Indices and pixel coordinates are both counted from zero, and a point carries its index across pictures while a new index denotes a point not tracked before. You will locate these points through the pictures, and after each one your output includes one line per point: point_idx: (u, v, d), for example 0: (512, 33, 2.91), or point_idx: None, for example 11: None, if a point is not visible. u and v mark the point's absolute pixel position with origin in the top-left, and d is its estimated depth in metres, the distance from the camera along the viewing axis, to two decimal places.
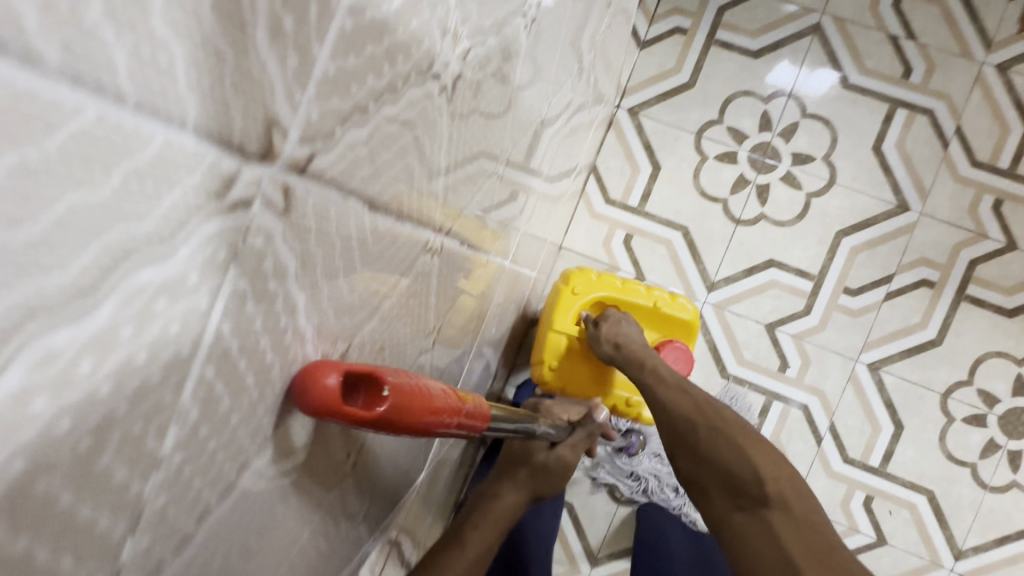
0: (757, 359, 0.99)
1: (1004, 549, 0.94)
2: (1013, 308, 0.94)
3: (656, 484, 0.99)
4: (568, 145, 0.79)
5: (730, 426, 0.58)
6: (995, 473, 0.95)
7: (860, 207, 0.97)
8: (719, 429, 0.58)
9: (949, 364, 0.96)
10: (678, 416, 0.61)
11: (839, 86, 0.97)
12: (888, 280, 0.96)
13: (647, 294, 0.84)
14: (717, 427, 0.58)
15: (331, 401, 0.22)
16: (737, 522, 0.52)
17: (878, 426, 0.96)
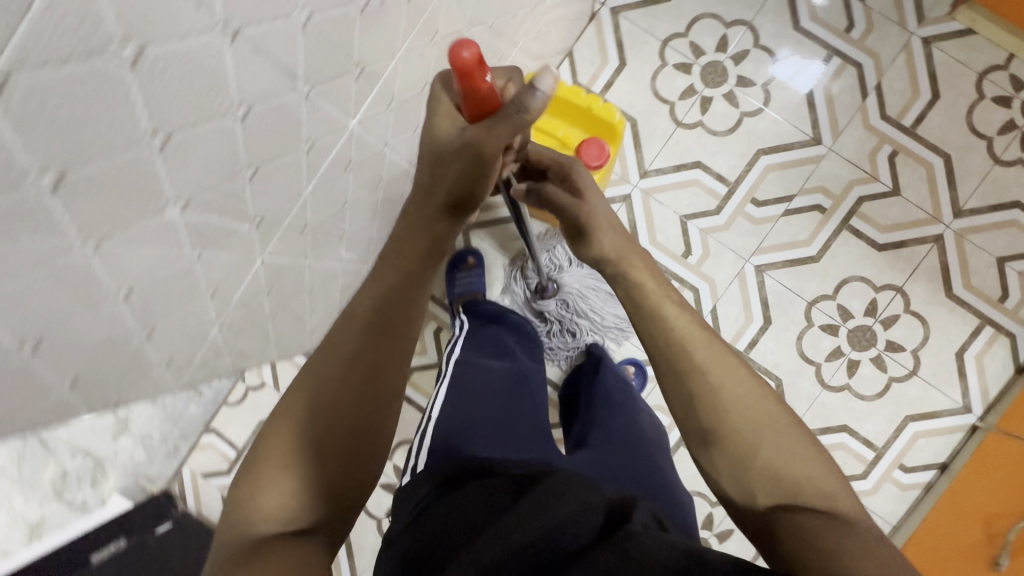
0: (666, 243, 1.16)
1: (825, 437, 1.14)
2: (883, 244, 1.12)
3: (559, 329, 1.18)
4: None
5: (796, 459, 0.54)
6: (835, 375, 1.14)
7: (782, 133, 1.14)
8: (775, 423, 0.56)
9: (820, 279, 1.14)
10: (723, 404, 0.57)
11: (813, 41, 1.13)
12: (789, 199, 1.14)
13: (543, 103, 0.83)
14: (770, 421, 0.56)
15: (468, 64, 0.43)
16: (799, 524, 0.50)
17: (750, 317, 1.15)
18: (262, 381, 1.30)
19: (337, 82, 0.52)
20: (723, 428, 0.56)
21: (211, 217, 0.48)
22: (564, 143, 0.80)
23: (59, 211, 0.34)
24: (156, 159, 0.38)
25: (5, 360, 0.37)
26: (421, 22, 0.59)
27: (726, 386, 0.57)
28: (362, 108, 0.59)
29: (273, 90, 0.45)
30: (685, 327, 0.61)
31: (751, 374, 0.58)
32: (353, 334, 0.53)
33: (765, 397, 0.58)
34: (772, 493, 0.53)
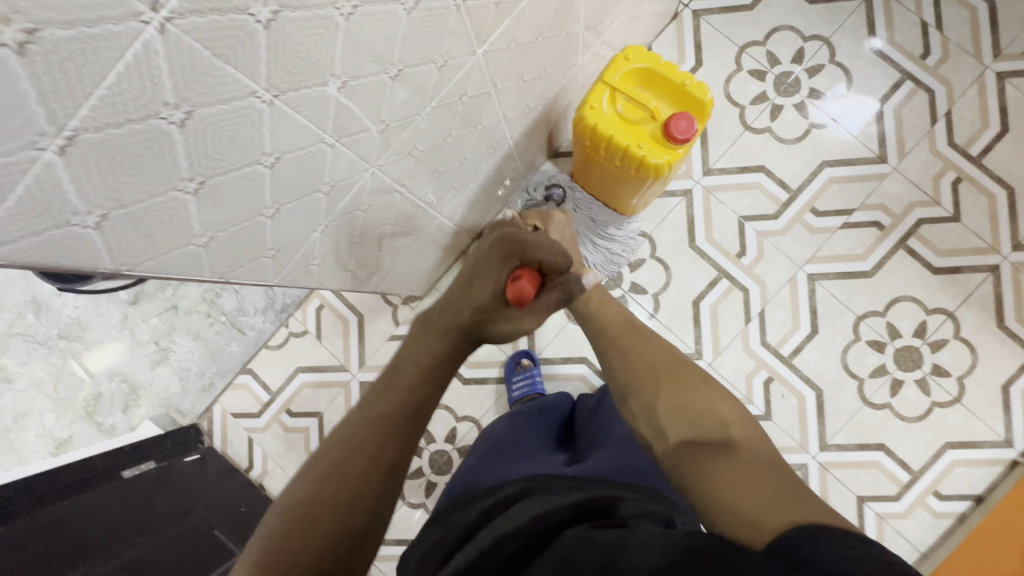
0: (721, 241, 1.18)
1: (861, 453, 1.13)
2: (938, 267, 1.13)
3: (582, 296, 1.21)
4: None
5: (685, 396, 0.62)
6: (877, 393, 1.14)
7: (848, 147, 1.16)
8: (674, 370, 0.66)
9: (871, 294, 1.14)
10: (636, 363, 0.68)
11: (888, 63, 1.16)
12: (849, 212, 1.15)
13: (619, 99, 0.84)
14: (668, 369, 0.66)
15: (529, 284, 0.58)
16: (696, 463, 0.56)
17: (797, 324, 1.16)
18: (305, 330, 1.33)
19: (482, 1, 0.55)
20: (635, 381, 0.66)
21: (356, 104, 0.50)
22: (654, 117, 0.84)
23: (263, 45, 0.37)
24: (341, 20, 0.41)
25: (177, 188, 0.41)
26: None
27: (635, 350, 0.70)
28: (490, 37, 0.62)
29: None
30: (611, 313, 0.77)
31: (657, 340, 0.71)
32: (346, 463, 0.53)
33: (666, 353, 0.69)
34: (679, 429, 0.60)
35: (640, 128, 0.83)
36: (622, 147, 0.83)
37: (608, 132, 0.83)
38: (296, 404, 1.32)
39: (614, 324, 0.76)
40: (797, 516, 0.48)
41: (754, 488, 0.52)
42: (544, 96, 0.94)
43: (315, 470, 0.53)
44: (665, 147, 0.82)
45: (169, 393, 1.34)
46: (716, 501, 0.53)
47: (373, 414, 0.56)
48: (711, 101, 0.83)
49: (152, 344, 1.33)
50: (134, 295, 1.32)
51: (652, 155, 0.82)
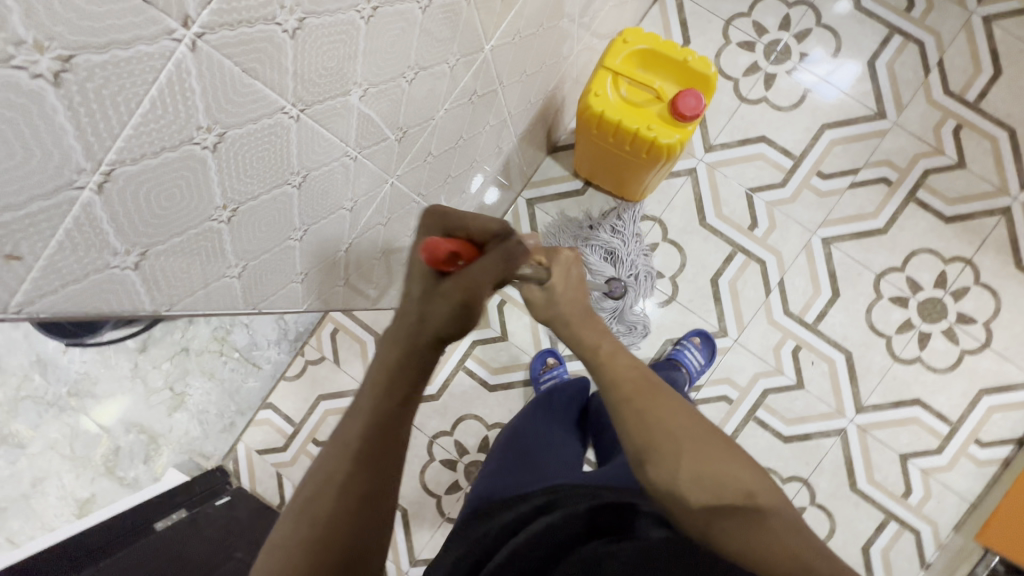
0: (732, 216, 1.17)
1: (898, 411, 1.13)
2: (951, 216, 1.13)
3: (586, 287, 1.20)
4: None
5: (707, 449, 0.58)
6: (906, 348, 1.13)
7: (846, 108, 1.16)
8: (696, 434, 0.60)
9: (888, 251, 1.14)
10: (655, 424, 0.59)
11: (875, 20, 1.16)
12: (855, 171, 1.15)
13: (622, 81, 0.83)
14: (687, 431, 0.59)
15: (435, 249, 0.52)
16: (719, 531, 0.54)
17: (818, 289, 1.15)
18: (322, 356, 1.31)
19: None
20: (659, 447, 0.58)
21: (376, 113, 0.49)
22: (661, 96, 0.83)
23: (290, 56, 0.35)
24: (362, 24, 0.39)
25: (210, 216, 0.38)
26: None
27: (655, 406, 0.61)
28: (496, 32, 0.60)
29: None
30: (618, 357, 0.68)
31: (674, 396, 0.63)
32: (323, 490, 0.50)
33: (684, 413, 0.62)
34: (702, 496, 0.56)
35: (647, 109, 0.82)
36: (632, 130, 0.82)
37: (616, 117, 0.82)
38: (322, 432, 1.30)
39: (626, 377, 0.64)
40: None
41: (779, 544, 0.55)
42: (544, 90, 0.92)
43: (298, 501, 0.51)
44: (675, 126, 0.81)
45: (190, 437, 1.30)
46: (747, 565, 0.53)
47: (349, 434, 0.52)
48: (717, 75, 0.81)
49: (167, 390, 1.29)
50: (143, 342, 1.28)
51: (662, 136, 0.81)
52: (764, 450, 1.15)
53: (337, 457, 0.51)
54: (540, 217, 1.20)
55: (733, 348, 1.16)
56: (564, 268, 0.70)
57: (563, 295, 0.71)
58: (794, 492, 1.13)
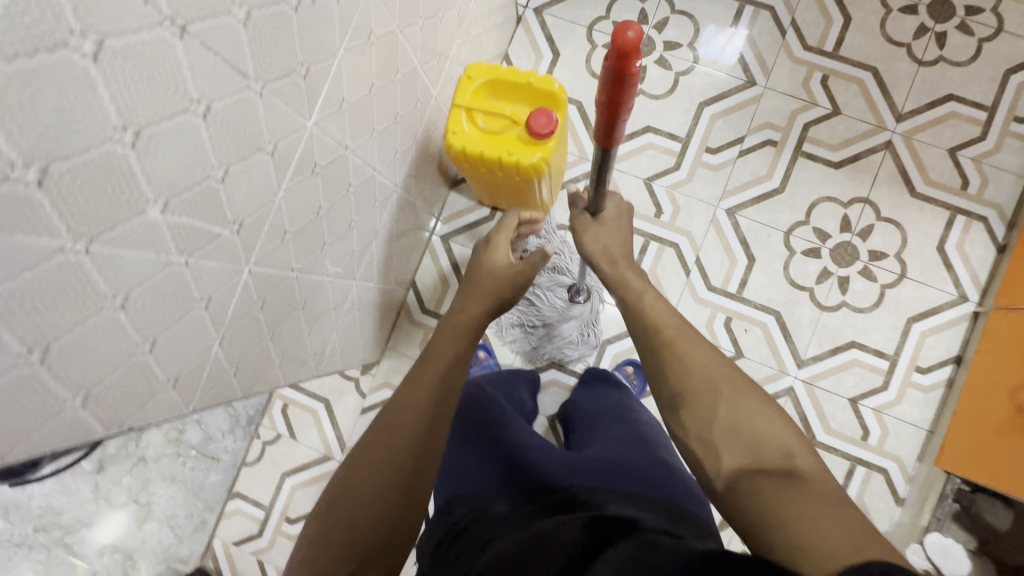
0: (637, 208, 1.20)
1: (837, 357, 1.15)
2: (839, 161, 1.17)
3: (525, 305, 1.20)
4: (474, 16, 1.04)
5: (745, 401, 0.64)
6: (829, 295, 1.16)
7: (717, 82, 1.20)
8: (733, 384, 0.66)
9: (790, 207, 1.17)
10: (695, 373, 0.67)
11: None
12: (741, 140, 1.18)
13: (478, 114, 0.86)
14: (731, 385, 0.65)
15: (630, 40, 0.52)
16: (751, 483, 0.57)
17: (734, 259, 1.18)
18: (278, 433, 1.31)
19: (286, 80, 0.56)
20: (695, 392, 0.66)
21: (193, 217, 0.51)
22: (515, 119, 0.85)
23: (48, 204, 0.37)
24: (132, 152, 0.42)
25: (14, 364, 0.40)
26: (355, 16, 0.64)
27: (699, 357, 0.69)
28: (314, 107, 0.62)
29: (228, 87, 0.48)
30: (664, 314, 0.76)
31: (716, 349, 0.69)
32: (353, 509, 0.56)
33: (731, 372, 0.67)
34: (737, 451, 0.60)
35: (504, 135, 0.85)
36: (494, 158, 0.85)
37: (475, 150, 0.85)
38: (294, 509, 1.29)
39: (669, 327, 0.73)
40: (860, 551, 0.47)
41: (819, 508, 0.53)
42: (412, 136, 0.95)
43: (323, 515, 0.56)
44: (534, 145, 0.84)
45: (164, 546, 1.28)
46: (770, 517, 0.54)
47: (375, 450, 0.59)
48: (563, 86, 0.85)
49: (132, 504, 1.27)
50: (98, 462, 1.24)
51: (524, 157, 0.84)
52: None
53: (390, 443, 0.59)
54: (458, 251, 1.25)
55: None
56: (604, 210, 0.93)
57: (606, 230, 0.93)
58: None
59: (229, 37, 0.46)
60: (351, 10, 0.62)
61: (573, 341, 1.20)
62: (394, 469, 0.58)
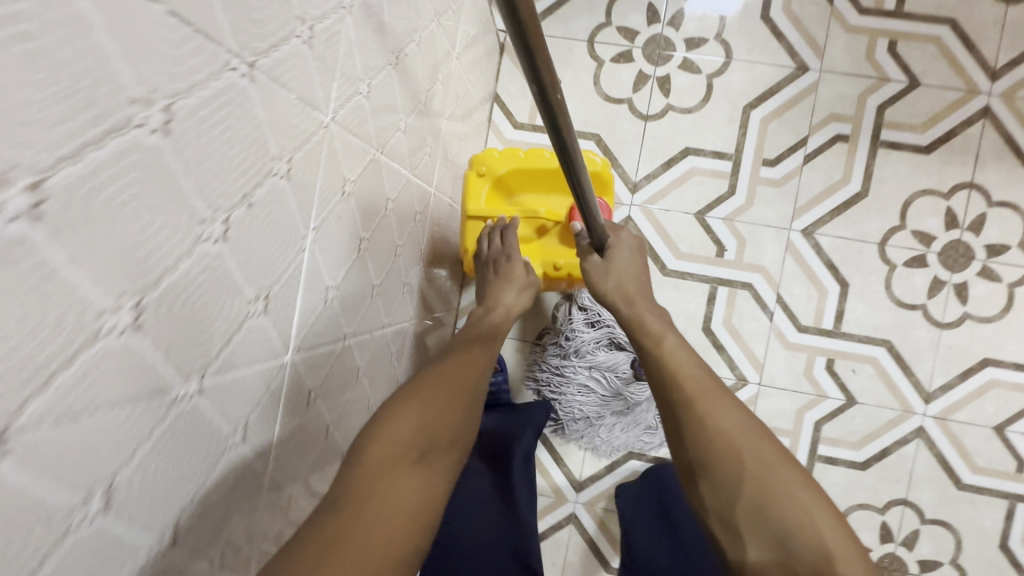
0: (694, 250, 0.98)
1: (970, 382, 0.95)
2: (929, 144, 0.94)
3: (579, 394, 1.00)
4: (462, 74, 0.81)
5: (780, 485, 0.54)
6: (946, 310, 0.95)
7: (761, 77, 0.97)
8: (763, 461, 0.56)
9: (880, 213, 0.95)
10: (719, 441, 0.57)
11: None
12: (803, 143, 0.96)
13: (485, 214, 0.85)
14: (760, 457, 0.56)
15: None
16: None
17: (823, 288, 0.96)
18: None
19: (239, 337, 0.34)
20: (714, 463, 0.57)
21: None
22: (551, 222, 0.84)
23: None
24: None
25: None
26: (320, 177, 0.40)
27: (727, 420, 0.59)
28: (291, 333, 0.41)
29: (141, 439, 0.27)
30: (683, 363, 0.64)
31: (740, 411, 0.59)
32: (447, 403, 0.49)
33: (763, 440, 0.58)
34: (764, 544, 0.53)
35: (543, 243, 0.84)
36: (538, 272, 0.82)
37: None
38: None
39: (687, 379, 0.62)
40: None
41: None
42: (416, 256, 0.72)
43: (411, 394, 0.49)
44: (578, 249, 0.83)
45: None
46: None
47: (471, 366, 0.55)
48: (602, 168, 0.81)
49: None
50: None
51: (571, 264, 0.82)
52: (846, 489, 0.97)
53: (456, 365, 0.54)
54: None
55: (761, 393, 0.98)
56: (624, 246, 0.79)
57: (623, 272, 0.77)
58: (898, 520, 0.96)
59: (110, 378, 0.24)
60: (312, 175, 0.39)
61: (650, 426, 1.00)
62: (462, 392, 0.52)
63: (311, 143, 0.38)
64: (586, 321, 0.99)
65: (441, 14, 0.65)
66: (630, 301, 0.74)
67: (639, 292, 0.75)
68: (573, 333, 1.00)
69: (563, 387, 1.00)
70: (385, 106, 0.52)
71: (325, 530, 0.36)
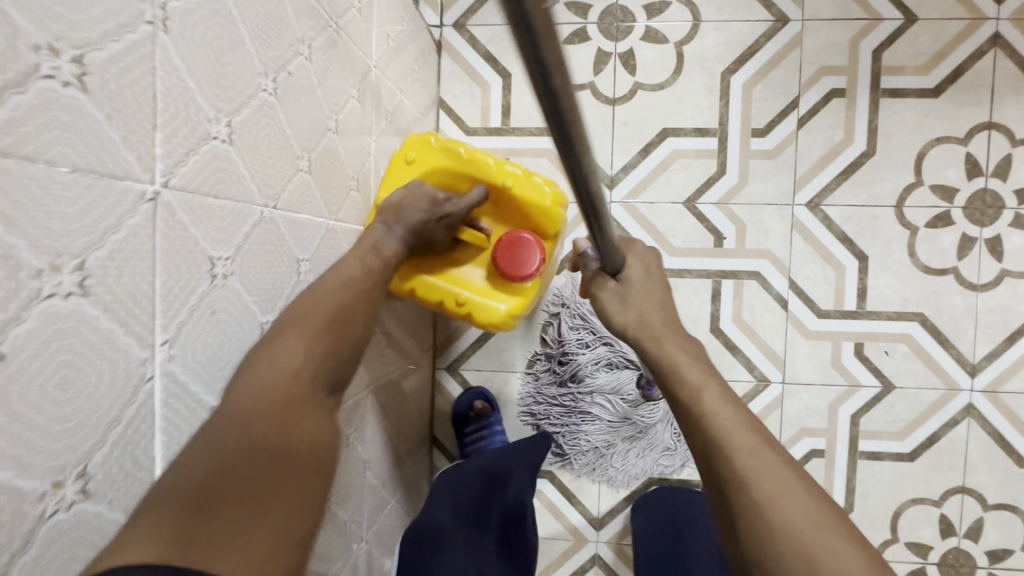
0: (689, 244, 0.87)
1: (1018, 346, 0.84)
2: (937, 86, 0.82)
3: (583, 422, 0.88)
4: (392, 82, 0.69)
5: None
6: (981, 269, 0.84)
7: (737, 36, 0.85)
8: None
9: (892, 171, 0.84)
10: (784, 542, 0.39)
11: None
12: (794, 105, 0.84)
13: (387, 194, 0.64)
14: (839, 572, 0.37)
15: None
16: None
17: (840, 265, 0.85)
18: None
19: (45, 533, 0.27)
20: (774, 571, 0.38)
21: None
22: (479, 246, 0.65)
23: None
24: None
25: None
26: (157, 272, 0.32)
27: (793, 510, 0.40)
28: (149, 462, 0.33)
29: None
30: (730, 424, 0.45)
31: (805, 492, 0.41)
32: (348, 335, 0.44)
33: (844, 540, 0.39)
34: None
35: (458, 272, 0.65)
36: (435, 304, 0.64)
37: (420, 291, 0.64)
38: None
39: (734, 446, 0.43)
40: None
41: None
42: None
43: (301, 325, 0.42)
44: (494, 291, 0.65)
45: None
46: None
47: (369, 297, 0.48)
48: (551, 205, 0.63)
49: None
50: None
51: (479, 308, 0.65)
52: (895, 485, 0.86)
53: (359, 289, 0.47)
54: (475, 376, 0.94)
55: (786, 392, 0.87)
56: (644, 264, 0.58)
57: (643, 293, 0.56)
58: (959, 511, 0.85)
59: None
60: (139, 274, 0.30)
61: (669, 447, 0.88)
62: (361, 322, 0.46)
63: (125, 231, 0.29)
64: (580, 342, 0.88)
65: (343, 13, 0.52)
66: (647, 336, 0.53)
67: (666, 322, 0.55)
68: (566, 357, 0.88)
69: (564, 417, 0.89)
70: (271, 143, 0.41)
71: (236, 488, 0.33)
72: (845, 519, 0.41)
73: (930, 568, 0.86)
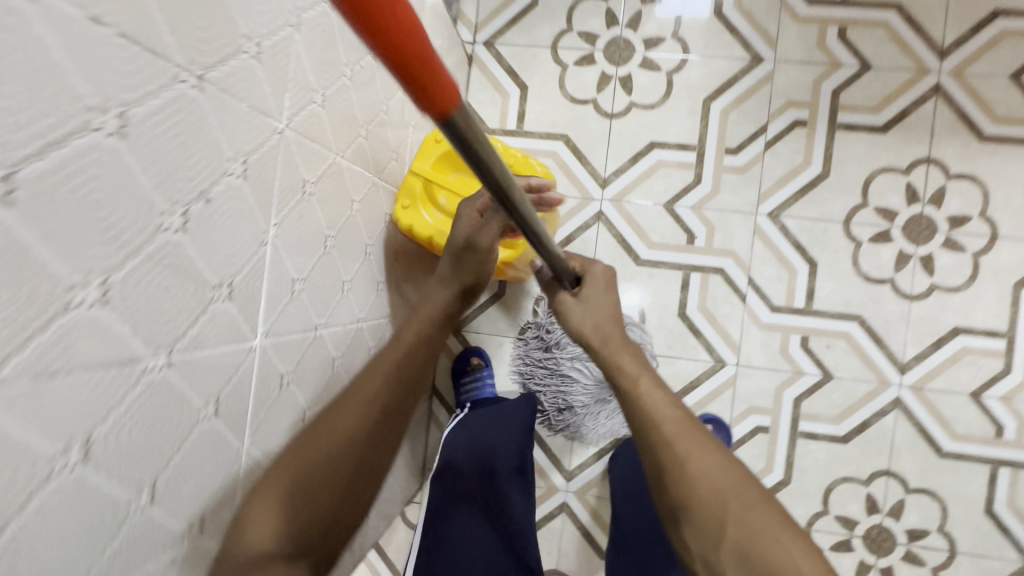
0: (665, 240, 1.02)
1: (943, 350, 0.97)
2: (885, 124, 0.98)
3: (562, 384, 1.03)
4: None
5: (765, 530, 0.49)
6: (914, 282, 0.97)
7: (719, 70, 1.01)
8: (746, 499, 0.51)
9: (843, 192, 0.98)
10: (697, 483, 0.52)
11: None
12: (762, 130, 1.00)
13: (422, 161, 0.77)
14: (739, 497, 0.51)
15: None
16: None
17: (792, 268, 0.99)
18: None
19: (203, 319, 0.38)
20: (692, 506, 0.52)
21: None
22: None
23: None
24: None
25: None
26: (277, 176, 0.45)
27: (702, 461, 0.53)
28: (258, 318, 0.45)
29: (117, 395, 0.32)
30: (657, 402, 0.58)
31: (715, 446, 0.55)
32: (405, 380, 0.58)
33: (741, 476, 0.53)
34: None
35: None
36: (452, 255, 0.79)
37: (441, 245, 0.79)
38: None
39: (660, 420, 0.56)
40: None
41: None
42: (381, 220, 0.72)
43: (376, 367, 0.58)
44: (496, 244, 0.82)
45: None
46: None
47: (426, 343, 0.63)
48: None
49: None
50: None
51: None
52: (829, 464, 0.99)
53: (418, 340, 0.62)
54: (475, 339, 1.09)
55: (739, 373, 1.01)
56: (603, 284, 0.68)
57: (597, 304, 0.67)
58: (883, 491, 0.98)
59: (84, 350, 0.29)
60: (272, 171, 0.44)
61: None
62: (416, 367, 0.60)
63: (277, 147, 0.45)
64: None
65: None
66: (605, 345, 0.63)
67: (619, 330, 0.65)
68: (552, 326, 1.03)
69: (547, 378, 1.04)
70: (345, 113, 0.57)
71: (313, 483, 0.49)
72: (742, 463, 0.55)
73: (855, 540, 0.98)
